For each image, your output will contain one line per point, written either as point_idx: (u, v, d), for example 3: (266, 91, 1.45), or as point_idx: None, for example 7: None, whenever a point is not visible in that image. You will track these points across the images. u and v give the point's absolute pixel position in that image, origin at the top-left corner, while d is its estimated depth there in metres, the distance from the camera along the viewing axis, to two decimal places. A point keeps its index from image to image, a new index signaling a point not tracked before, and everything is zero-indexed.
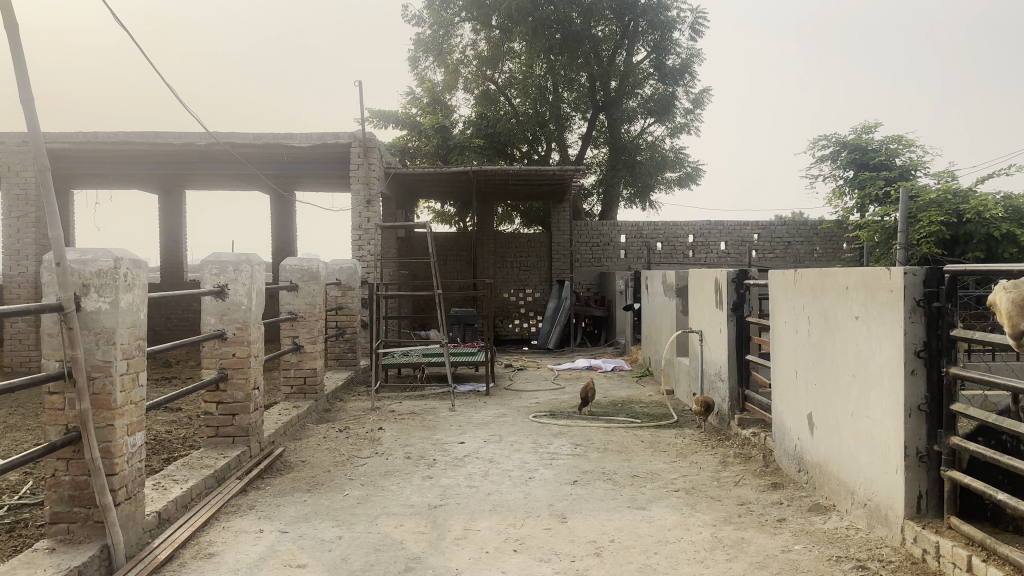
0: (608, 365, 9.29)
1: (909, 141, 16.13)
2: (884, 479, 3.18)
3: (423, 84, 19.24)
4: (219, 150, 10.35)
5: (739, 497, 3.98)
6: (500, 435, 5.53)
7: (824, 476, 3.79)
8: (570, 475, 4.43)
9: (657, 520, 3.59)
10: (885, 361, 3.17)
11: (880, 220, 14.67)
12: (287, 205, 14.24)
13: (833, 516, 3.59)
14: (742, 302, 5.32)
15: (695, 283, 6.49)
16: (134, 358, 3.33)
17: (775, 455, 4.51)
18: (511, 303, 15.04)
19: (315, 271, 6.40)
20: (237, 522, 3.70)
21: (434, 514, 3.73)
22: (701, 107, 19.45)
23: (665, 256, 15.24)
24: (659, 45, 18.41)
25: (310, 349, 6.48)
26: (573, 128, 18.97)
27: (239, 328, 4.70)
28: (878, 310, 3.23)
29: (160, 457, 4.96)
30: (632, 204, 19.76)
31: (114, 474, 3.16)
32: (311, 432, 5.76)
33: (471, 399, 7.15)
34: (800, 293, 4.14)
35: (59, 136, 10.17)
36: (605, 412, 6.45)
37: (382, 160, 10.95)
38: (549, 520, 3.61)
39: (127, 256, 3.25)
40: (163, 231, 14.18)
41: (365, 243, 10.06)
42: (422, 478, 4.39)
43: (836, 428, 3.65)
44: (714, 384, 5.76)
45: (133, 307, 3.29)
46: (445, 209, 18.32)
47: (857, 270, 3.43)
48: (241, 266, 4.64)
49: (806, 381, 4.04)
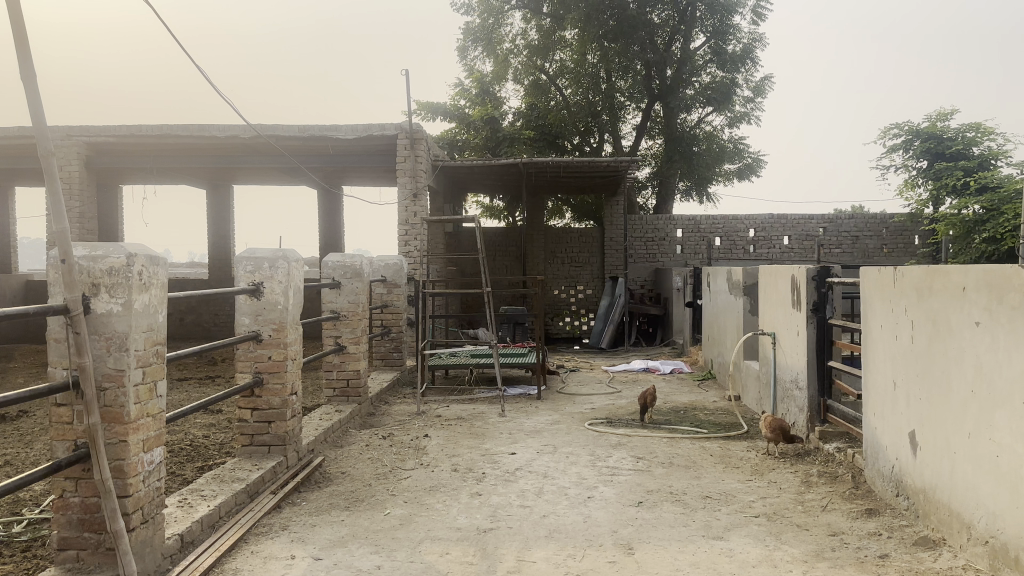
0: (666, 367, 8.78)
1: (988, 128, 15.23)
2: (1013, 514, 2.67)
3: (472, 74, 18.90)
4: (264, 143, 10.12)
5: (829, 525, 3.50)
6: (554, 445, 5.11)
7: (930, 504, 3.29)
8: (634, 494, 3.99)
9: (738, 554, 3.14)
10: (1016, 376, 2.66)
11: (958, 213, 13.93)
12: (335, 200, 14.01)
13: (945, 553, 3.09)
14: (824, 302, 4.81)
15: (767, 280, 5.97)
16: (151, 365, 2.99)
17: (868, 476, 4.01)
18: (562, 300, 14.60)
19: (359, 268, 6.04)
20: (266, 546, 3.34)
21: (483, 540, 3.33)
22: (763, 95, 18.70)
23: (724, 252, 14.67)
24: (717, 30, 17.76)
25: (353, 350, 6.14)
26: (627, 118, 18.42)
27: (275, 329, 4.34)
28: (1008, 316, 2.73)
29: (193, 466, 4.65)
30: (688, 196, 19.14)
31: (127, 497, 2.83)
32: (353, 439, 5.41)
33: (523, 404, 6.75)
34: (901, 295, 3.64)
35: (104, 129, 10.11)
36: (667, 419, 5.99)
37: (430, 151, 10.58)
38: (613, 551, 3.18)
39: (142, 251, 2.92)
40: (210, 226, 14.09)
41: (411, 239, 9.71)
42: (471, 495, 4.00)
43: (947, 450, 3.15)
44: (790, 393, 5.26)
45: (150, 308, 2.96)
46: (493, 203, 17.96)
47: (978, 267, 2.93)
48: (277, 262, 4.30)
49: (906, 394, 3.54)
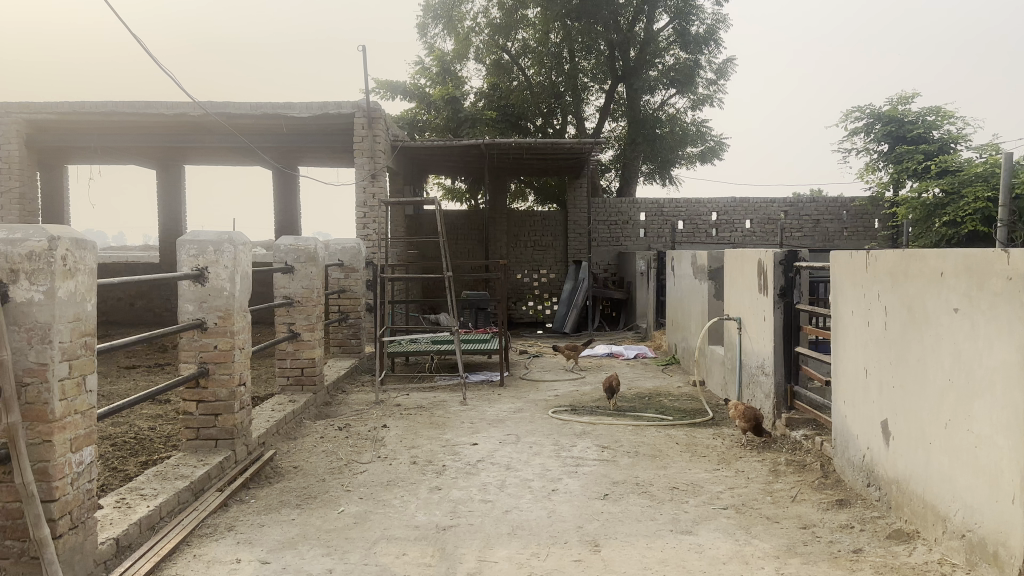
0: (630, 352, 8.68)
1: (948, 112, 15.37)
2: (992, 508, 2.57)
3: (433, 53, 18.55)
4: (215, 122, 9.76)
5: (800, 517, 3.40)
6: (517, 434, 4.96)
7: (904, 496, 3.19)
8: (600, 486, 3.85)
9: (707, 550, 3.01)
10: (997, 366, 2.56)
11: (918, 197, 14.08)
12: (291, 181, 13.64)
13: (919, 546, 2.99)
14: (792, 286, 4.72)
15: (733, 264, 5.86)
16: (79, 359, 2.76)
17: (837, 465, 3.92)
18: (525, 284, 14.45)
19: (313, 252, 5.80)
20: (210, 550, 3.13)
21: (442, 538, 3.16)
22: (725, 77, 18.67)
23: (688, 235, 14.62)
24: (681, 11, 17.61)
25: (308, 337, 5.89)
26: (590, 100, 18.25)
27: (222, 317, 4.10)
28: (989, 302, 2.63)
29: (136, 461, 4.39)
30: (651, 179, 19.05)
31: (53, 501, 2.60)
32: (308, 430, 5.19)
33: (484, 391, 6.58)
34: (874, 279, 3.53)
35: (45, 106, 9.66)
36: (632, 406, 5.87)
37: (388, 131, 10.28)
38: (578, 548, 3.03)
39: (67, 235, 2.68)
40: (161, 208, 13.63)
41: (370, 221, 9.44)
42: (430, 490, 3.82)
43: (923, 439, 3.05)
44: (757, 378, 5.16)
45: (76, 297, 2.72)
46: (455, 185, 17.69)
47: (957, 251, 2.82)
48: (222, 246, 4.04)
49: (878, 382, 3.44)
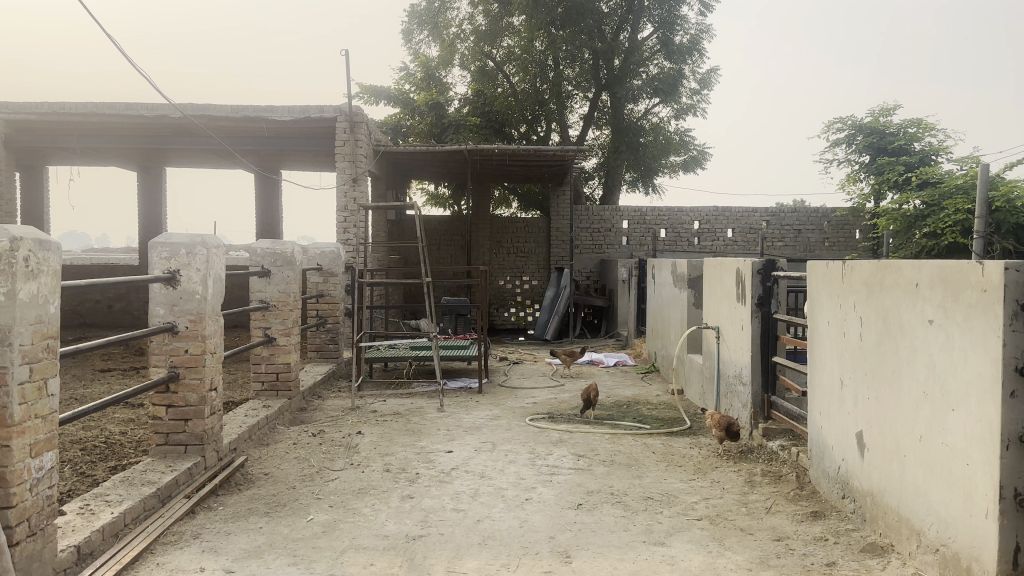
0: (610, 360, 8.65)
1: (929, 124, 15.52)
2: (966, 522, 2.56)
3: (418, 58, 18.51)
4: (195, 125, 9.67)
5: (773, 529, 3.38)
6: (493, 442, 4.92)
7: (878, 508, 3.18)
8: (574, 496, 3.81)
9: (679, 562, 2.98)
10: (972, 379, 2.55)
11: (899, 208, 14.21)
12: (272, 185, 13.54)
13: (893, 559, 2.98)
14: (769, 296, 4.71)
15: (712, 273, 5.84)
16: (40, 362, 2.69)
17: (813, 476, 3.90)
18: (507, 291, 14.42)
19: (290, 255, 5.72)
20: (174, 558, 3.06)
21: (411, 549, 3.11)
22: (709, 87, 18.76)
23: (670, 243, 14.65)
24: (665, 20, 17.70)
25: (283, 342, 5.83)
26: (574, 107, 18.30)
27: (193, 321, 4.04)
28: (963, 314, 2.62)
29: (104, 466, 4.31)
30: (634, 187, 19.08)
31: (10, 509, 2.53)
32: (281, 436, 5.12)
33: (462, 398, 6.53)
34: (850, 290, 3.52)
35: (22, 106, 9.54)
36: (610, 414, 5.85)
37: (370, 135, 10.22)
38: (549, 560, 2.99)
39: (30, 235, 2.61)
40: (141, 209, 13.50)
41: (350, 225, 9.38)
42: (402, 498, 3.77)
43: (897, 452, 3.03)
44: (734, 387, 5.15)
45: (39, 298, 2.66)
46: (438, 191, 17.65)
47: (932, 263, 2.81)
48: (195, 249, 3.99)
49: (854, 393, 3.43)
